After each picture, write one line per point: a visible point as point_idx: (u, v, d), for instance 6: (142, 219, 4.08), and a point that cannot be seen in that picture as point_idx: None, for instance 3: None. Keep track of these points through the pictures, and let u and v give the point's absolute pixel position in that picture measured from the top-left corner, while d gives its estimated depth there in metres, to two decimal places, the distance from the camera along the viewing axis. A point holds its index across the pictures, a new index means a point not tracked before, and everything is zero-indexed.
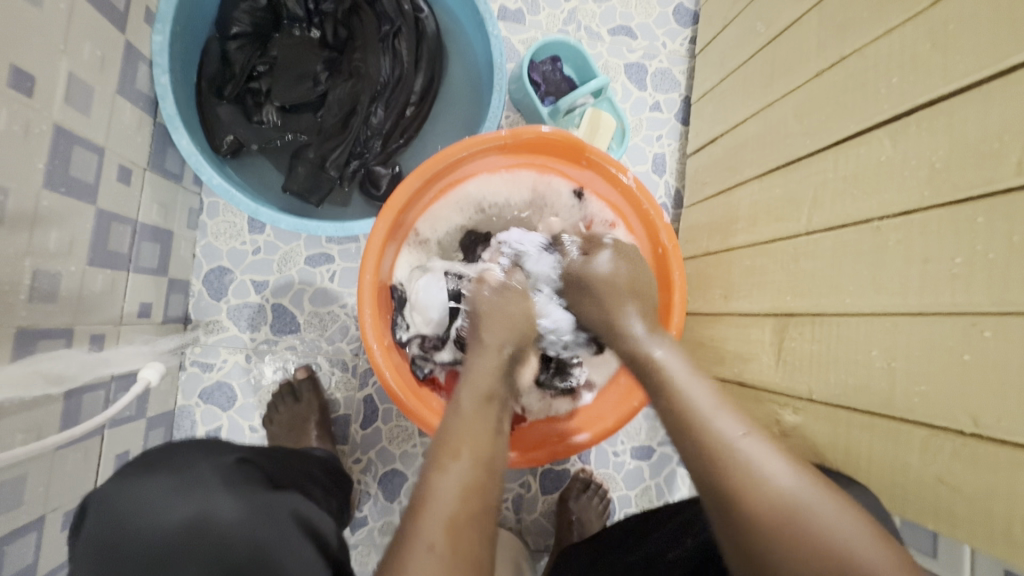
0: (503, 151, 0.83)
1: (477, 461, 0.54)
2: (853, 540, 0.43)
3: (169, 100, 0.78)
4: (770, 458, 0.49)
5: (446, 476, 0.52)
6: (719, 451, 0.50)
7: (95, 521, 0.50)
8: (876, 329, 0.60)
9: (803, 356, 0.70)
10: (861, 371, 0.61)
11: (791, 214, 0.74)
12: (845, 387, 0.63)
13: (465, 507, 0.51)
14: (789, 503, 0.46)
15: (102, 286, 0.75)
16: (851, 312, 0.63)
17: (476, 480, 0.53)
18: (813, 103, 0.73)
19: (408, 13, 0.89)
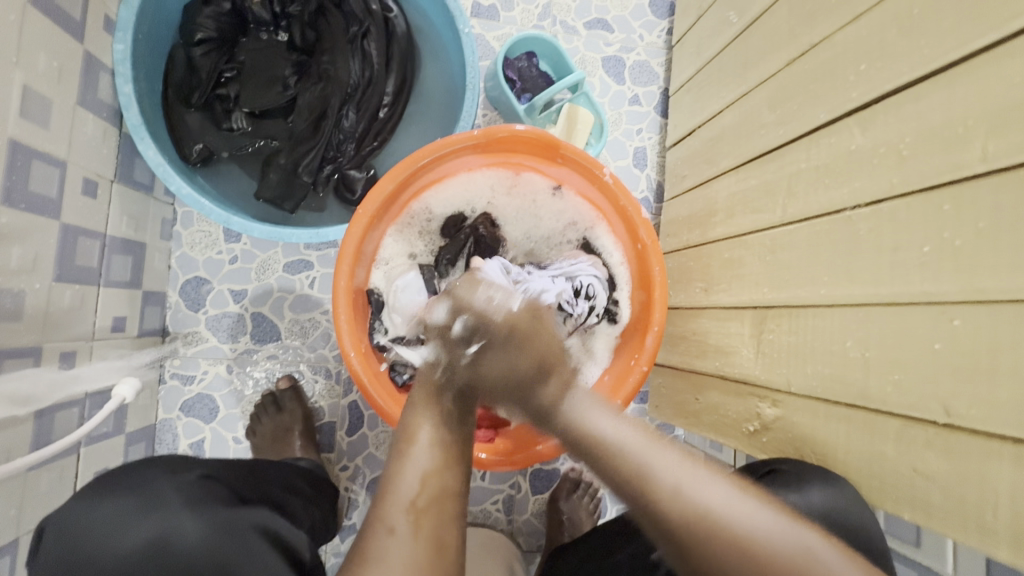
0: (477, 151, 0.82)
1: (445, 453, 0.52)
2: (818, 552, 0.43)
3: (133, 110, 0.76)
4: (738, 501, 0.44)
5: (409, 464, 0.51)
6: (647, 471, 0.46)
7: (51, 548, 0.48)
8: (850, 320, 0.59)
9: (781, 348, 0.69)
10: (837, 361, 0.61)
11: (767, 206, 0.74)
12: (822, 379, 0.62)
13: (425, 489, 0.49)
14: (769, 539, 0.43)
15: (72, 302, 0.74)
16: (827, 303, 0.62)
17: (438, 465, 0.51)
18: (785, 92, 0.72)
19: (377, 13, 0.88)
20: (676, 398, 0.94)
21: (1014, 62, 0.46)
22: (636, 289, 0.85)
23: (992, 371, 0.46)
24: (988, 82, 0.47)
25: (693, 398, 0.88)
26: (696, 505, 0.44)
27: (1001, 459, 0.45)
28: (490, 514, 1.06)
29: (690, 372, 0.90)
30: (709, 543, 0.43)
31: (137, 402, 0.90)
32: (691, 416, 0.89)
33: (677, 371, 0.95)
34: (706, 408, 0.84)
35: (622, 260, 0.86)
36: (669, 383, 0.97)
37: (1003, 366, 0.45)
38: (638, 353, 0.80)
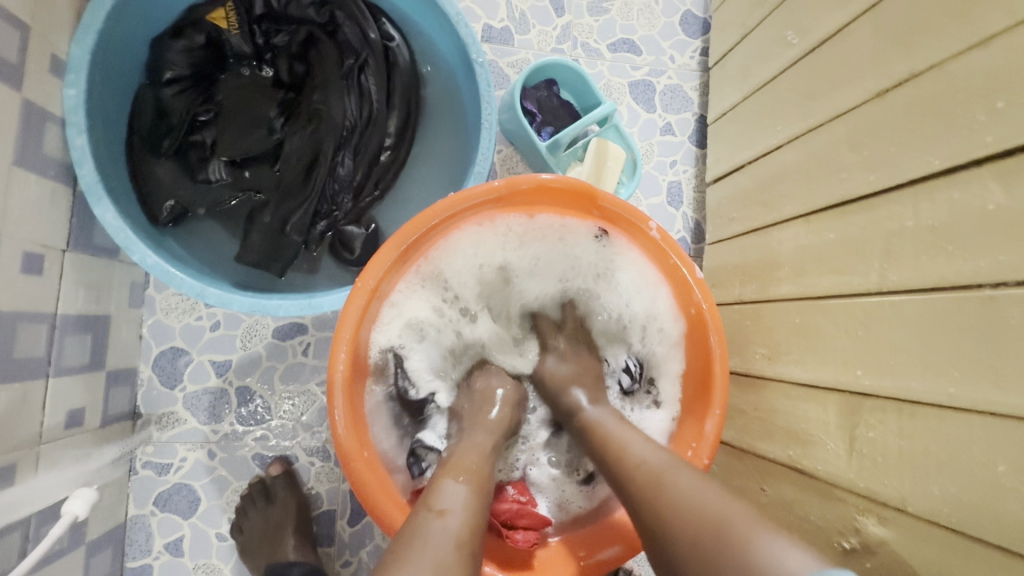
0: (499, 204, 0.69)
1: (480, 487, 0.55)
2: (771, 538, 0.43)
3: (87, 166, 0.64)
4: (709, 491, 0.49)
5: (438, 519, 0.49)
6: (650, 480, 0.53)
7: None
8: (1000, 433, 0.45)
9: (888, 451, 0.55)
10: (983, 487, 0.46)
11: (856, 267, 0.60)
12: (957, 505, 0.48)
13: (470, 523, 0.50)
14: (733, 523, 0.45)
15: (9, 404, 0.60)
16: (959, 406, 0.48)
17: (471, 520, 0.51)
18: (875, 129, 0.59)
19: (375, 42, 0.75)
20: (733, 480, 0.80)
21: None
22: (693, 364, 0.70)
23: None
24: None
25: (759, 488, 0.74)
26: (685, 494, 0.49)
27: None
28: None
29: (752, 454, 0.76)
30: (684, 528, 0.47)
31: (101, 504, 0.76)
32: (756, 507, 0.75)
33: (734, 448, 0.81)
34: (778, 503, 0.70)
35: (677, 337, 0.71)
36: (725, 463, 0.83)
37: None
38: (696, 442, 0.67)
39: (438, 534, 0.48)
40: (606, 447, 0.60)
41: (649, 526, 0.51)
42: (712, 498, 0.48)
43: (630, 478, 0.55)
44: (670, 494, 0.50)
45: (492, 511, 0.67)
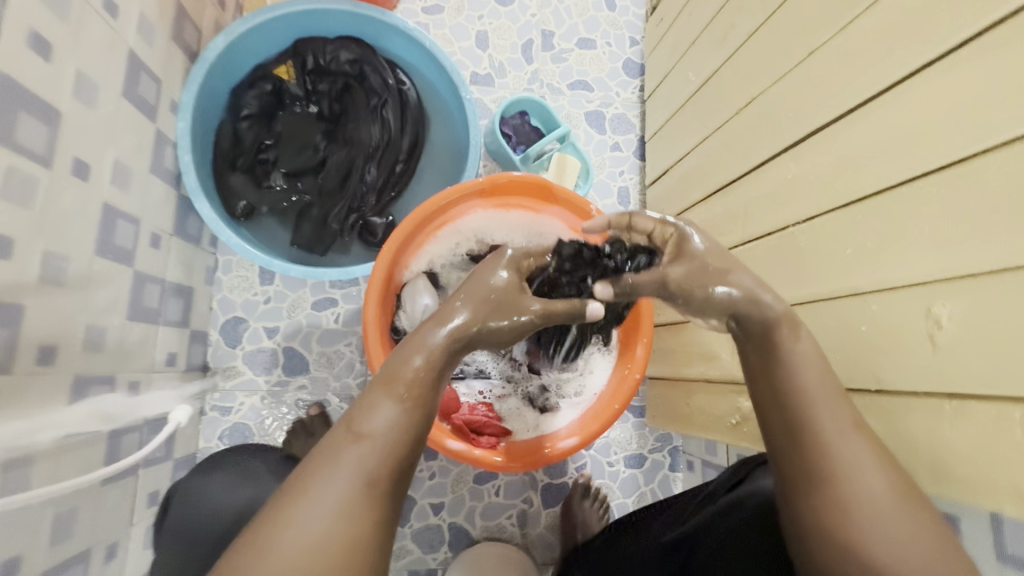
0: (483, 196, 0.96)
1: (418, 407, 0.53)
2: (891, 527, 0.48)
3: (191, 174, 0.91)
4: (863, 469, 0.51)
5: (376, 426, 0.50)
6: (816, 434, 0.53)
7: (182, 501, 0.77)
8: (802, 316, 0.70)
9: None
10: None
11: (731, 228, 0.87)
12: None
13: (393, 443, 0.50)
14: (867, 508, 0.49)
15: (138, 337, 0.85)
16: (782, 305, 0.74)
17: (394, 451, 0.50)
18: (736, 135, 0.87)
19: (393, 87, 1.04)
20: (670, 404, 1.04)
21: (887, 109, 0.59)
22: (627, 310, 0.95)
23: (904, 346, 0.56)
24: (876, 124, 0.61)
25: (686, 403, 0.98)
26: (842, 463, 0.51)
27: (918, 415, 0.55)
28: (506, 529, 1.12)
29: (680, 380, 1.00)
30: (828, 491, 0.51)
31: (184, 431, 1.00)
32: (684, 420, 0.99)
33: (669, 381, 1.05)
34: (697, 410, 0.94)
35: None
36: (664, 393, 1.06)
37: (904, 334, 0.56)
38: (631, 363, 0.91)
39: (352, 462, 0.48)
40: (775, 380, 0.57)
41: (788, 462, 0.54)
42: (873, 494, 0.50)
43: (801, 417, 0.54)
44: (831, 459, 0.52)
45: (466, 418, 0.90)
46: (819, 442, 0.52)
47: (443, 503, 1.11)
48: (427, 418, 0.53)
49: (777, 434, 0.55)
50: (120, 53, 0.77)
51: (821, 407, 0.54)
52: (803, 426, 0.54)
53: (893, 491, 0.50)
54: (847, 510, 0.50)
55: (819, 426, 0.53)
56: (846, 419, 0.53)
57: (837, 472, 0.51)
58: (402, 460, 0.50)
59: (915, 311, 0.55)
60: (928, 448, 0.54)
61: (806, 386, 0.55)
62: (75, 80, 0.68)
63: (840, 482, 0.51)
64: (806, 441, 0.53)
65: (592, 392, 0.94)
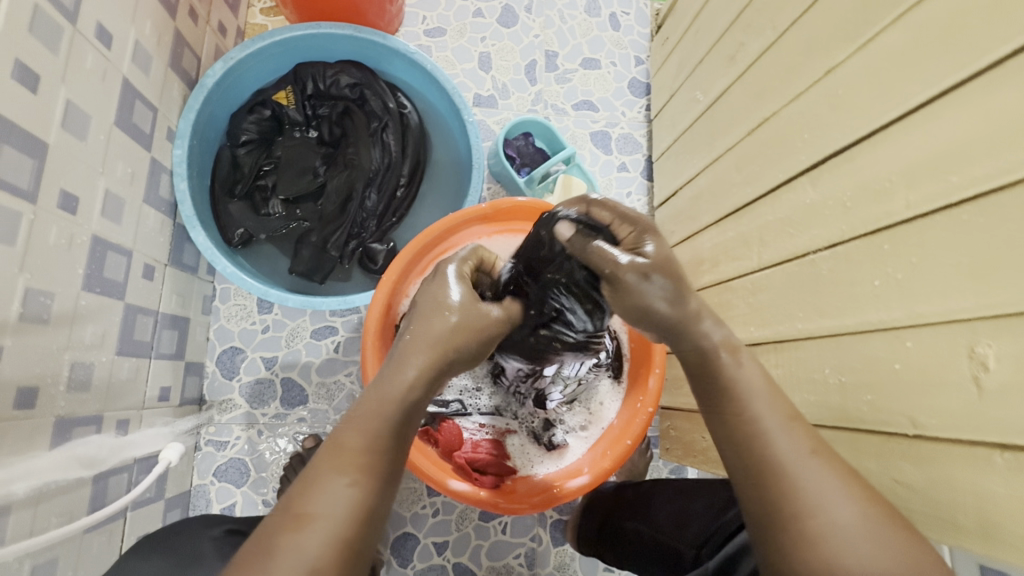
0: (485, 222, 0.93)
1: (366, 478, 0.47)
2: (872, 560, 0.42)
3: (187, 203, 0.89)
4: (831, 495, 0.45)
5: (324, 500, 0.45)
6: (773, 462, 0.48)
7: None
8: (826, 350, 0.65)
9: None
10: (819, 389, 0.66)
11: (744, 254, 0.83)
12: (810, 408, 0.68)
13: (342, 531, 0.44)
14: (844, 541, 0.43)
15: (128, 373, 0.82)
16: (804, 336, 0.69)
17: (343, 535, 0.44)
18: (748, 157, 0.84)
19: (394, 110, 1.02)
20: (684, 437, 0.99)
21: (917, 130, 0.56)
22: (635, 339, 0.92)
23: (943, 385, 0.52)
24: (902, 147, 0.57)
25: (700, 437, 0.93)
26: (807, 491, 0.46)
27: (964, 463, 0.50)
28: (514, 569, 1.07)
29: (695, 412, 0.95)
30: (795, 523, 0.45)
31: (176, 469, 0.96)
32: (699, 453, 0.94)
33: (683, 411, 1.00)
34: (713, 445, 0.89)
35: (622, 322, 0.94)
36: (678, 424, 1.02)
37: (942, 375, 0.52)
38: (643, 396, 0.86)
39: (290, 556, 0.42)
40: (723, 404, 0.53)
41: (750, 497, 0.48)
42: (845, 521, 0.44)
43: (757, 448, 0.49)
44: (794, 488, 0.46)
45: (468, 457, 0.85)
46: (772, 478, 0.47)
47: (447, 542, 1.06)
48: (382, 487, 0.48)
49: (733, 469, 0.51)
50: (113, 83, 0.75)
51: (772, 433, 0.50)
52: (761, 462, 0.48)
53: (863, 514, 0.44)
54: (816, 542, 0.44)
55: (775, 457, 0.48)
56: (797, 443, 0.49)
57: (792, 510, 0.45)
58: (353, 546, 0.44)
59: (956, 351, 0.50)
60: (974, 501, 0.49)
61: (753, 411, 0.51)
62: (64, 111, 0.66)
63: (808, 514, 0.45)
64: (767, 476, 0.48)
65: (600, 428, 0.90)
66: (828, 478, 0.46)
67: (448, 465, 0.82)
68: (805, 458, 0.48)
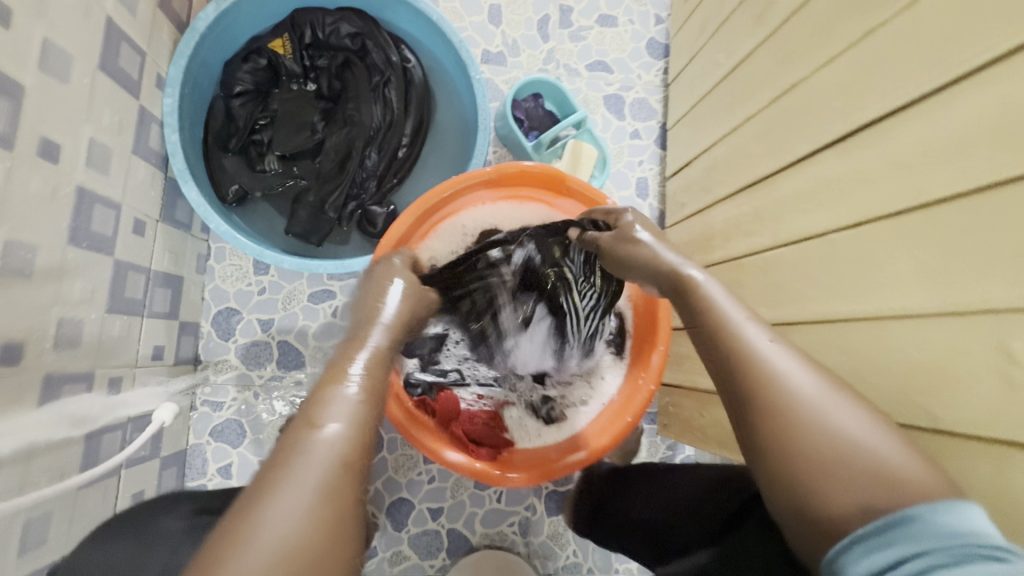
0: (490, 186, 0.89)
1: (375, 397, 0.47)
2: (847, 434, 0.40)
3: (179, 156, 0.85)
4: (795, 374, 0.43)
5: (340, 406, 0.44)
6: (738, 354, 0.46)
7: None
8: (829, 334, 0.64)
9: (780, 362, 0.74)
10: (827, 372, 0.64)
11: (757, 230, 0.79)
12: None
13: (363, 434, 0.43)
14: (813, 409, 0.41)
15: (120, 331, 0.80)
16: (817, 318, 0.66)
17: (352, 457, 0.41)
18: (767, 129, 0.79)
19: (397, 64, 0.96)
20: (684, 415, 0.97)
21: (964, 99, 0.51)
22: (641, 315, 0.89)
23: (967, 376, 0.49)
24: (946, 116, 0.52)
25: (699, 414, 0.92)
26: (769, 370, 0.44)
27: (985, 458, 0.47)
28: (508, 536, 1.07)
29: (696, 390, 0.93)
30: (758, 397, 0.43)
31: (172, 428, 0.96)
32: (698, 432, 0.92)
33: (684, 389, 0.98)
34: (712, 424, 0.87)
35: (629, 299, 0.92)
36: (677, 402, 1.00)
37: (966, 366, 0.49)
38: (645, 372, 0.84)
39: (314, 460, 0.39)
40: (693, 312, 0.53)
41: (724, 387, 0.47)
42: (803, 392, 0.42)
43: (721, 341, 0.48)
44: (758, 370, 0.44)
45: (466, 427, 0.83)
46: (761, 386, 0.44)
47: (442, 508, 1.06)
48: (385, 413, 0.47)
49: (710, 368, 0.49)
50: (97, 22, 0.70)
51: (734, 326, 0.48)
52: (725, 348, 0.47)
53: (831, 392, 0.42)
54: (781, 415, 0.42)
55: (734, 343, 0.47)
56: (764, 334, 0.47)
57: (784, 414, 0.42)
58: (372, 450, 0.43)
59: (984, 341, 0.48)
60: (988, 496, 0.47)
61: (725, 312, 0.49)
62: (41, 50, 0.61)
63: (772, 390, 0.43)
64: (733, 360, 0.46)
65: (601, 403, 0.88)
66: (809, 371, 0.44)
67: (445, 435, 0.81)
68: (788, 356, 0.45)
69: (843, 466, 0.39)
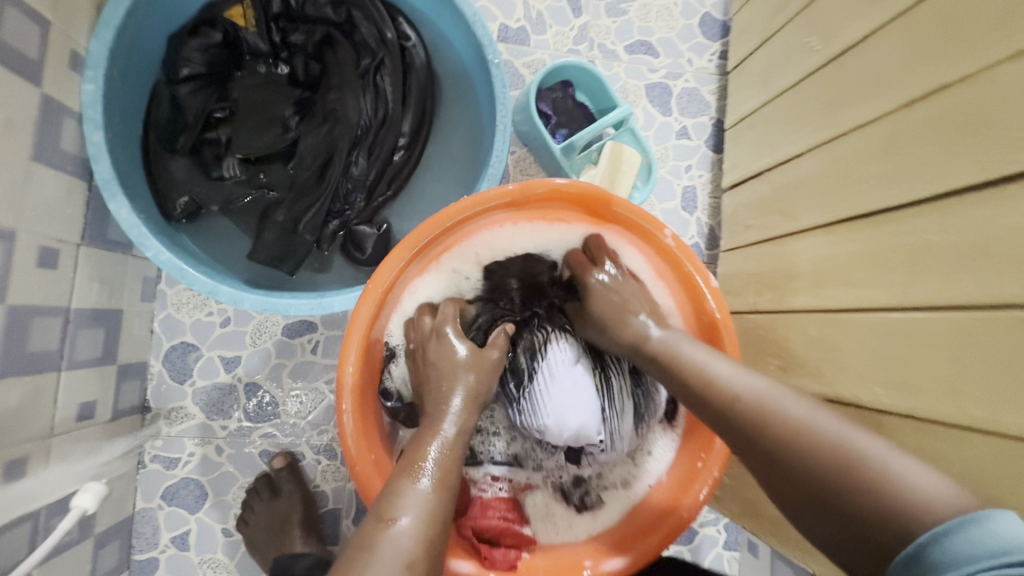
0: (513, 210, 0.69)
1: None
2: (865, 445, 0.42)
3: (103, 162, 0.64)
4: (782, 399, 0.48)
5: None
6: (725, 390, 0.51)
7: None
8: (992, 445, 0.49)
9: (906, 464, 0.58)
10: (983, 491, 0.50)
11: (877, 282, 0.62)
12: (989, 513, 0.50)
13: None
14: (826, 431, 0.44)
15: (23, 396, 0.61)
16: (969, 422, 0.51)
17: (436, 515, 0.51)
18: (902, 138, 0.61)
19: (392, 42, 0.75)
20: (748, 496, 0.80)
21: None
22: None
23: None
24: None
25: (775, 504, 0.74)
26: (760, 400, 0.48)
27: None
28: None
29: None
30: (788, 439, 0.45)
31: (111, 497, 0.78)
32: (770, 524, 0.75)
33: None
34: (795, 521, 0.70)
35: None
36: (737, 474, 0.82)
37: None
38: (706, 453, 0.66)
39: None
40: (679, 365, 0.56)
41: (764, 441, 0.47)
42: (803, 413, 0.46)
43: (707, 389, 0.53)
44: (748, 401, 0.49)
45: (479, 523, 0.64)
46: (763, 407, 0.48)
47: None
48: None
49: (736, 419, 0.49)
50: None
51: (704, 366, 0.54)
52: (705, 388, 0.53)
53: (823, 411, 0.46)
54: (806, 440, 0.44)
55: (718, 386, 0.52)
56: (727, 366, 0.53)
57: (784, 432, 0.45)
58: None
59: None
60: None
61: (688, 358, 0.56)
62: None
63: (778, 421, 0.46)
64: (734, 403, 0.50)
65: (648, 485, 0.70)
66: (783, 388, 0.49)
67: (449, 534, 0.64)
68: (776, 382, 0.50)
69: (930, 511, 0.37)
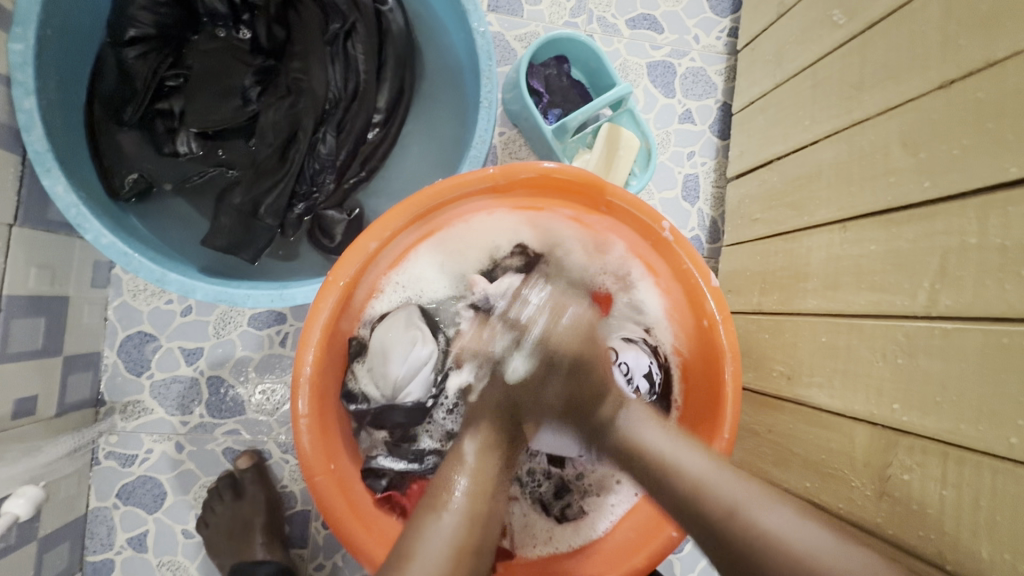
0: (495, 195, 0.62)
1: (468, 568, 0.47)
2: (831, 559, 0.43)
3: (37, 133, 0.55)
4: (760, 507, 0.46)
5: None
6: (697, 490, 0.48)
7: None
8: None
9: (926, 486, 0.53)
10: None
11: (901, 286, 0.57)
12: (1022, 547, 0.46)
13: None
14: (800, 542, 0.44)
15: None
16: (1010, 453, 0.47)
17: (469, 541, 0.49)
18: (939, 129, 0.55)
19: (366, 5, 0.68)
20: None
21: None
22: (698, 384, 0.63)
23: None
24: None
25: None
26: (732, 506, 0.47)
27: None
28: None
29: None
30: (764, 553, 0.44)
31: (55, 497, 0.72)
32: None
33: None
34: None
35: (675, 352, 0.66)
36: None
37: None
38: None
39: None
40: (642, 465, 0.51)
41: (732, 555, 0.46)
42: (778, 525, 0.45)
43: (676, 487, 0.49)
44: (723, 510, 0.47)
45: None
46: (739, 512, 0.46)
47: None
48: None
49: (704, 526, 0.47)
50: None
51: (673, 457, 0.51)
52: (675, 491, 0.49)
53: (791, 516, 0.46)
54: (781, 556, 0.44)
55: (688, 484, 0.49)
56: (697, 458, 0.50)
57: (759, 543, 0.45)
58: None
59: None
60: None
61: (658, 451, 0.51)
62: None
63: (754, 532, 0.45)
64: (704, 505, 0.47)
65: (634, 493, 0.64)
66: (753, 489, 0.48)
67: None
68: (737, 476, 0.49)
69: None
